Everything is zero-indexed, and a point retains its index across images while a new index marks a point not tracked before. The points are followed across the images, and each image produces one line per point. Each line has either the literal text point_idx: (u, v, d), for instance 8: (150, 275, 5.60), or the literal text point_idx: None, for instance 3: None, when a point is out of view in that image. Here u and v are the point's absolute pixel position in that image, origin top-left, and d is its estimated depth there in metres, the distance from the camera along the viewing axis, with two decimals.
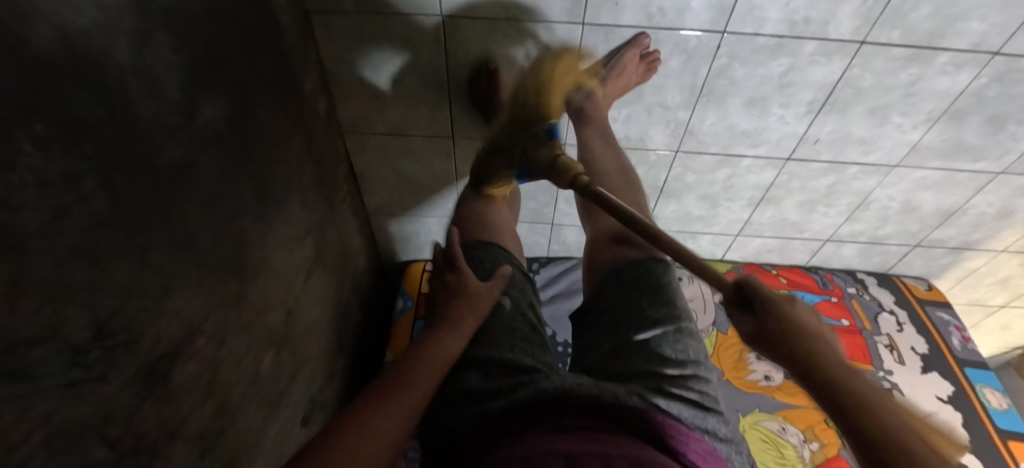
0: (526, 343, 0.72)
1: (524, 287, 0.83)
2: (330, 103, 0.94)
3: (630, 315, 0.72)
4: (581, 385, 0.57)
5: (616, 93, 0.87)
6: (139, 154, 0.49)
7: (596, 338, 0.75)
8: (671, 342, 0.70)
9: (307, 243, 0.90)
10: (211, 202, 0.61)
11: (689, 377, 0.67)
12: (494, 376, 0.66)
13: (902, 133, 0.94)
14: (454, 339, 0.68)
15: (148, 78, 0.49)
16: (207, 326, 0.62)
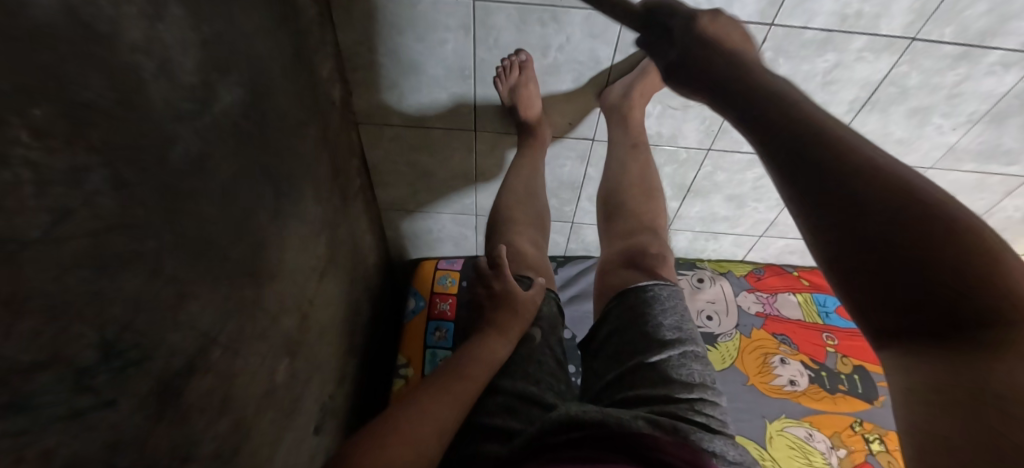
0: (550, 376, 0.69)
1: (554, 317, 0.81)
2: (345, 91, 0.87)
3: (633, 342, 0.68)
4: (589, 414, 0.53)
5: (654, 87, 0.83)
6: (152, 146, 0.43)
7: (603, 368, 0.71)
8: (678, 365, 0.64)
9: (321, 241, 0.84)
10: (228, 200, 0.55)
11: (695, 400, 0.59)
12: (515, 412, 0.62)
13: (940, 134, 0.92)
14: (487, 365, 0.68)
15: (161, 59, 0.43)
16: (222, 336, 0.56)
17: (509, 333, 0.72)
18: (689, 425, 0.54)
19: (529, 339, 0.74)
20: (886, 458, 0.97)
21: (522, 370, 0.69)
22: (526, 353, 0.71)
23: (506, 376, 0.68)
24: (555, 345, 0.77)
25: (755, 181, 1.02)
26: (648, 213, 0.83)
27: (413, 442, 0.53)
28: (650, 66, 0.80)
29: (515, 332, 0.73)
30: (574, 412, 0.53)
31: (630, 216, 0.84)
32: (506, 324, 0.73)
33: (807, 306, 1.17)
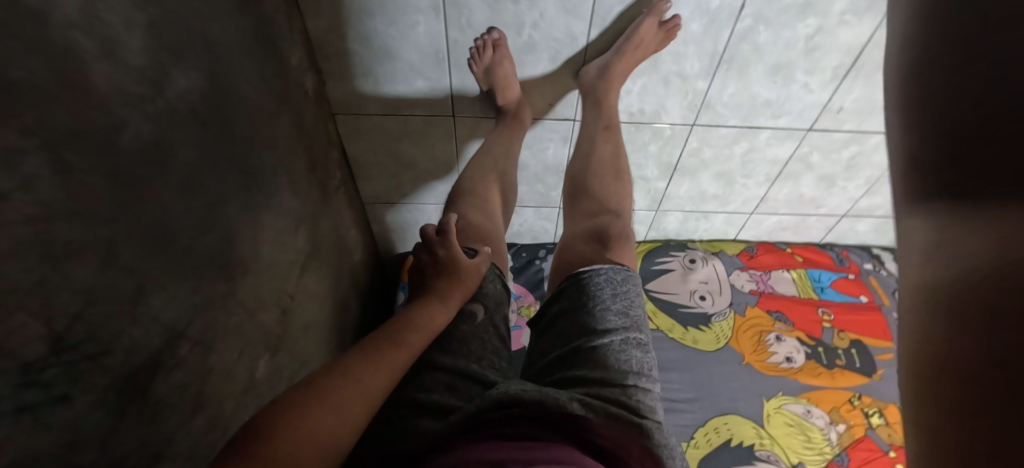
0: (490, 355, 0.76)
1: (497, 294, 0.84)
2: (319, 80, 0.85)
3: (580, 325, 0.70)
4: (526, 392, 0.59)
5: (630, 67, 0.80)
6: (97, 129, 0.41)
7: (547, 346, 0.74)
8: (615, 350, 0.66)
9: (300, 234, 0.82)
10: (189, 189, 0.53)
11: (631, 386, 0.64)
12: (453, 386, 0.68)
13: None
14: (426, 332, 0.69)
15: (102, 39, 0.41)
16: (191, 330, 0.55)
17: (450, 301, 0.74)
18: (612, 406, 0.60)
19: (471, 317, 0.78)
20: (885, 431, 0.96)
21: (463, 348, 0.74)
22: (467, 332, 0.76)
23: (447, 351, 0.73)
24: (494, 326, 0.80)
25: (742, 155, 1.00)
26: (613, 197, 0.83)
27: (346, 405, 0.54)
28: (625, 47, 0.79)
29: (457, 299, 0.75)
30: (514, 391, 0.60)
31: (593, 197, 0.84)
32: (447, 293, 0.75)
33: (801, 282, 1.16)
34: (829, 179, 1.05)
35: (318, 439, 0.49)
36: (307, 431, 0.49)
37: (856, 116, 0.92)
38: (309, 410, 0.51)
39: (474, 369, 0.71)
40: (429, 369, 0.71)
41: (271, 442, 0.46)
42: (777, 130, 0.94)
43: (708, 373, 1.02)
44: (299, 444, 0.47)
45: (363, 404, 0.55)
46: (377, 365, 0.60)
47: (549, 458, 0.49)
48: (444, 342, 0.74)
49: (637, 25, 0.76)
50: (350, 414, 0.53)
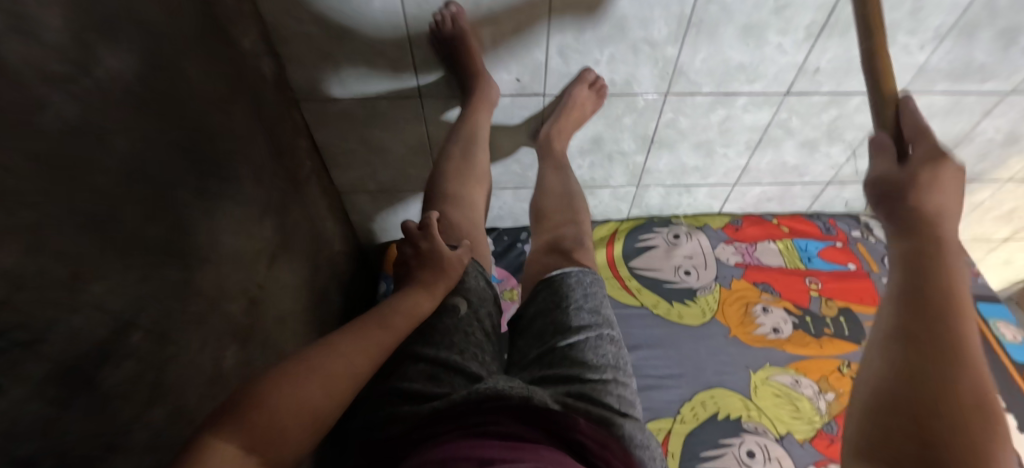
0: (476, 348, 0.76)
1: (481, 290, 0.84)
2: (278, 65, 0.83)
3: (557, 323, 0.73)
4: (514, 389, 0.61)
5: (574, 124, 0.92)
6: (13, 108, 0.39)
7: (526, 344, 0.77)
8: (587, 347, 0.70)
9: (266, 224, 0.81)
10: (131, 174, 0.52)
11: (608, 381, 0.68)
12: (436, 377, 0.69)
13: (908, 54, 0.86)
14: (411, 318, 0.68)
15: (13, 14, 0.40)
16: (142, 320, 0.54)
17: (435, 291, 0.73)
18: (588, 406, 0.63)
19: (455, 309, 0.78)
20: None
21: (446, 340, 0.74)
22: (452, 325, 0.75)
23: (431, 342, 0.73)
24: (478, 318, 0.80)
25: (720, 124, 0.97)
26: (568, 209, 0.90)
27: (330, 382, 0.53)
28: (569, 102, 0.88)
29: (442, 290, 0.74)
30: (502, 388, 0.61)
31: (555, 212, 0.91)
32: (432, 282, 0.74)
33: (788, 253, 1.14)
34: (811, 145, 1.03)
35: (297, 415, 0.49)
36: (287, 406, 0.49)
37: (834, 76, 0.89)
38: (293, 384, 0.51)
39: (457, 360, 0.71)
40: (413, 360, 0.71)
41: (248, 419, 0.46)
42: (754, 95, 0.92)
43: (694, 347, 1.00)
44: (279, 420, 0.47)
45: (348, 382, 0.55)
46: (363, 346, 0.60)
47: (534, 460, 0.51)
48: (427, 333, 0.74)
49: (571, 92, 0.88)
50: (332, 392, 0.53)
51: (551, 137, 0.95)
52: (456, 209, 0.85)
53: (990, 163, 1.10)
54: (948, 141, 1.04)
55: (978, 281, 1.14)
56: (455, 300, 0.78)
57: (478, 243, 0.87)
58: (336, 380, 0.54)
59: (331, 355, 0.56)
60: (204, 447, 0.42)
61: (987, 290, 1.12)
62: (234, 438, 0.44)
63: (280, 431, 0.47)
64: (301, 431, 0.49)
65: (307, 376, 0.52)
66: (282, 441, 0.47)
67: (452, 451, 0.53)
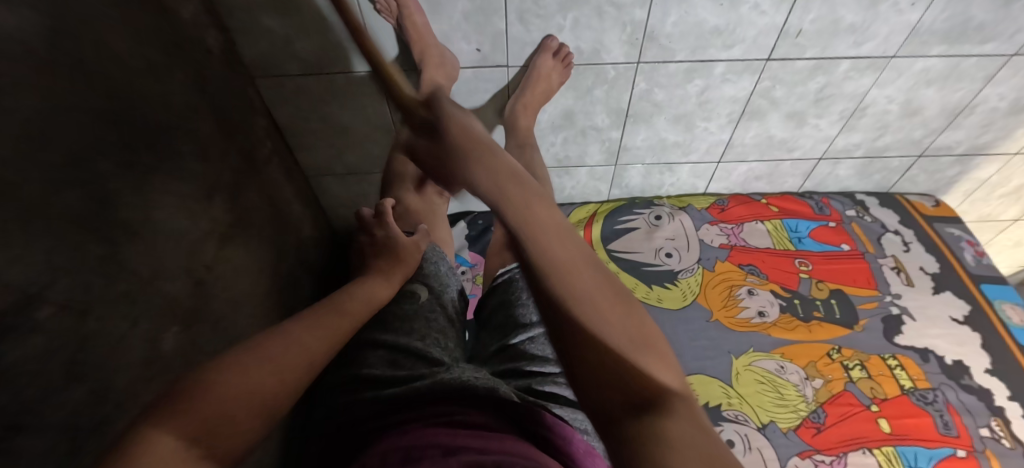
0: (437, 333, 0.70)
1: (442, 278, 0.80)
2: (227, 39, 0.80)
3: (512, 317, 0.70)
4: (479, 380, 0.57)
5: (541, 97, 0.87)
6: None
7: (487, 338, 0.74)
8: (548, 340, 0.66)
9: (215, 203, 0.78)
10: (35, 140, 0.49)
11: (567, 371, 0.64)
12: (398, 364, 0.62)
13: (898, 12, 0.79)
14: (369, 303, 0.63)
15: None
16: (55, 294, 0.51)
17: (393, 278, 0.70)
18: (552, 400, 0.59)
19: (414, 296, 0.73)
20: (867, 385, 0.88)
21: (406, 326, 0.68)
22: (411, 311, 0.70)
23: (393, 331, 0.67)
24: (441, 305, 0.75)
25: (698, 95, 0.92)
26: None
27: (289, 368, 0.47)
28: (534, 71, 0.83)
29: (400, 277, 0.71)
30: (468, 377, 0.57)
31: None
32: (388, 269, 0.71)
33: (777, 233, 1.07)
34: (798, 116, 0.97)
35: (251, 403, 0.42)
36: (240, 392, 0.42)
37: (817, 39, 0.83)
38: (241, 372, 0.43)
39: (419, 346, 0.65)
40: (373, 348, 0.65)
41: (190, 408, 0.38)
42: (732, 62, 0.86)
43: (674, 332, 0.95)
44: (231, 408, 0.40)
45: (307, 367, 0.49)
46: (319, 331, 0.53)
47: (503, 448, 0.45)
48: (387, 321, 0.69)
49: (536, 62, 0.83)
50: (291, 380, 0.46)
51: (518, 114, 0.90)
52: (412, 202, 0.87)
53: (995, 134, 1.02)
54: (948, 111, 0.97)
55: (983, 261, 1.06)
56: (415, 286, 0.73)
57: (437, 235, 0.86)
58: (293, 366, 0.47)
59: (288, 344, 0.49)
60: (141, 439, 0.35)
61: (992, 271, 1.05)
62: (178, 425, 0.37)
63: (234, 422, 0.40)
64: (256, 420, 0.42)
65: (262, 364, 0.45)
66: (234, 433, 0.40)
67: (411, 442, 0.47)
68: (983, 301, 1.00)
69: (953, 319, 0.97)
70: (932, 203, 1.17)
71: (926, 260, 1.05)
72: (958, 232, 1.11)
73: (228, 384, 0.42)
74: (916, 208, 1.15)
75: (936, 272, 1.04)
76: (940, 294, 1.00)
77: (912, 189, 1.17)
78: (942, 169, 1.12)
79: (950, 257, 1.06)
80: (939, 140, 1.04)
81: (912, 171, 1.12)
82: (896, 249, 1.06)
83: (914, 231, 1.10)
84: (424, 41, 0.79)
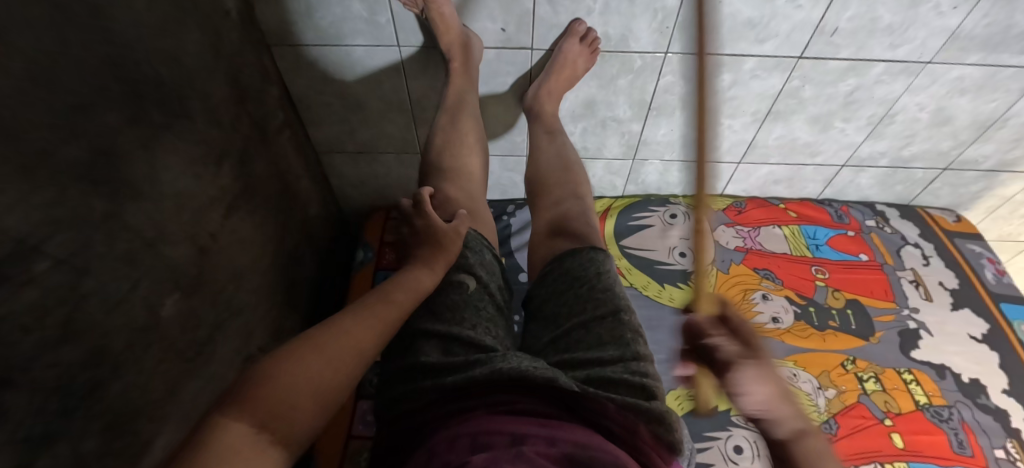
0: (486, 321, 0.64)
1: (488, 265, 0.72)
2: (244, 2, 0.78)
3: (568, 305, 0.66)
4: (537, 369, 0.53)
5: (566, 83, 0.85)
6: None
7: (539, 328, 0.70)
8: (606, 327, 0.62)
9: (224, 170, 0.75)
10: (37, 82, 0.46)
11: (630, 361, 0.60)
12: (450, 351, 0.58)
13: (940, 16, 0.77)
14: (414, 294, 0.59)
15: None
16: (53, 248, 0.48)
17: (436, 267, 0.64)
18: (617, 388, 0.56)
19: (462, 286, 0.65)
20: (881, 398, 0.85)
21: (457, 315, 0.62)
22: (459, 300, 0.64)
23: (442, 319, 0.62)
24: (490, 293, 0.69)
25: (725, 91, 0.89)
26: (568, 183, 0.82)
27: (339, 360, 0.44)
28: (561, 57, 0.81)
29: (442, 265, 0.64)
30: (525, 367, 0.53)
31: (556, 187, 0.82)
32: (431, 259, 0.64)
33: (794, 239, 1.05)
34: (824, 119, 0.95)
35: (309, 394, 0.40)
36: (297, 382, 0.40)
37: (853, 39, 0.80)
38: (299, 363, 0.42)
39: (472, 335, 0.60)
40: (421, 338, 0.60)
41: (251, 401, 0.37)
42: (764, 58, 0.84)
43: None
44: (292, 398, 0.39)
45: (358, 357, 0.46)
46: (367, 321, 0.50)
47: (572, 440, 0.44)
48: (434, 310, 0.63)
49: (562, 47, 0.81)
50: (343, 373, 0.44)
51: (544, 100, 0.88)
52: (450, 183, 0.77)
53: None
54: (979, 123, 0.94)
55: (1002, 280, 1.04)
56: (461, 274, 0.66)
57: (478, 218, 0.77)
58: (343, 357, 0.45)
59: (336, 331, 0.47)
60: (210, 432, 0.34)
61: (1012, 290, 1.03)
62: (245, 415, 0.36)
63: (294, 414, 0.38)
64: (315, 410, 0.40)
65: (315, 356, 0.43)
66: (295, 424, 0.38)
67: (477, 430, 0.45)
68: (1002, 320, 0.97)
69: (971, 336, 0.95)
70: (953, 218, 1.14)
71: (945, 275, 1.03)
72: (979, 249, 1.08)
73: (282, 375, 0.40)
74: (936, 222, 1.13)
75: (955, 288, 1.01)
76: (958, 311, 0.98)
77: (933, 203, 1.15)
78: (966, 184, 1.09)
79: (970, 273, 1.04)
80: (966, 153, 1.01)
81: (935, 184, 1.09)
82: (915, 262, 1.03)
83: (934, 245, 1.07)
84: (453, 32, 0.78)
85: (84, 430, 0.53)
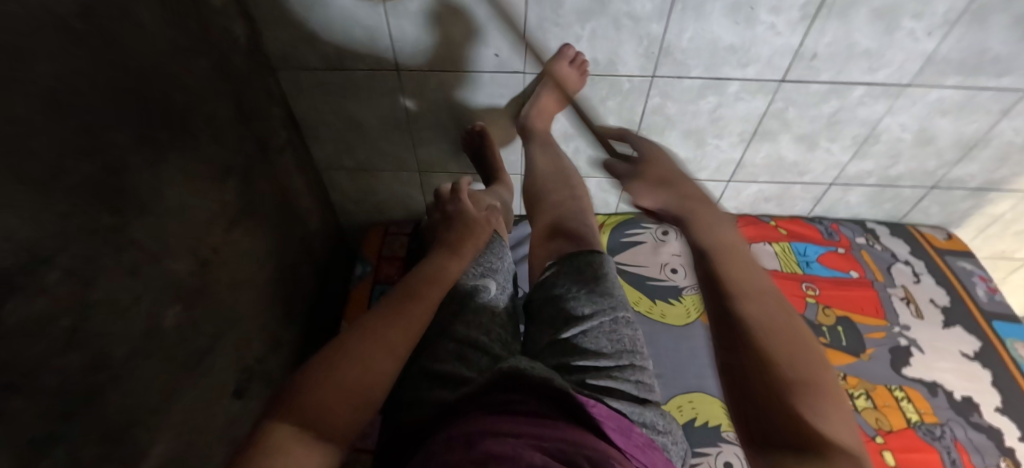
0: (497, 326, 0.70)
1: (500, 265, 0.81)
2: (253, 30, 0.83)
3: (563, 308, 0.70)
4: (536, 369, 0.54)
5: (557, 104, 0.89)
6: None
7: (537, 329, 0.74)
8: (600, 334, 0.67)
9: (228, 187, 0.79)
10: (55, 105, 0.49)
11: (624, 367, 0.65)
12: (462, 360, 0.63)
13: (914, 41, 0.80)
14: (442, 283, 0.62)
15: None
16: (63, 259, 0.51)
17: (460, 254, 0.69)
18: (608, 392, 0.61)
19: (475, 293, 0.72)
20: (872, 415, 0.85)
21: (473, 319, 0.68)
22: (479, 306, 0.71)
23: (454, 322, 0.68)
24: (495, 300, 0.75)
25: (711, 112, 0.92)
26: (565, 190, 0.88)
27: (379, 370, 0.47)
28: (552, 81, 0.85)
29: (468, 253, 0.70)
30: (526, 364, 0.54)
31: (552, 191, 0.88)
32: (455, 243, 0.70)
33: (785, 256, 1.06)
34: (810, 139, 0.97)
35: (344, 399, 0.43)
36: (341, 396, 0.44)
37: (832, 63, 0.83)
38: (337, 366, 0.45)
39: (485, 341, 0.66)
40: (438, 341, 0.66)
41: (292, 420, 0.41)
42: (747, 81, 0.87)
43: (674, 348, 0.93)
44: (338, 411, 0.43)
45: (390, 359, 0.49)
46: (395, 318, 0.53)
47: (563, 439, 0.46)
48: (448, 315, 0.69)
49: (551, 70, 0.85)
50: (380, 378, 0.47)
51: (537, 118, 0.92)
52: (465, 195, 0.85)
53: (1010, 170, 1.01)
54: (963, 143, 0.97)
55: (994, 297, 1.04)
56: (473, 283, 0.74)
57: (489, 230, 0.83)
58: (381, 363, 0.48)
59: (369, 332, 0.50)
60: (267, 443, 0.38)
61: (1004, 308, 1.03)
62: (290, 419, 0.41)
63: (340, 423, 0.42)
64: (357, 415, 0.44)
65: (355, 372, 0.46)
66: (331, 422, 0.42)
67: (471, 425, 0.47)
68: (994, 337, 0.98)
69: (963, 353, 0.95)
70: (944, 235, 1.15)
71: (936, 292, 1.03)
72: (970, 266, 1.09)
73: (323, 395, 0.43)
74: (927, 239, 1.14)
75: (946, 306, 1.02)
76: (950, 328, 0.98)
77: (923, 221, 1.16)
78: (954, 202, 1.10)
79: (961, 291, 1.04)
80: (953, 172, 1.03)
81: (923, 202, 1.11)
82: (906, 279, 1.04)
83: (925, 262, 1.08)
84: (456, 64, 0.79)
85: (83, 436, 0.55)
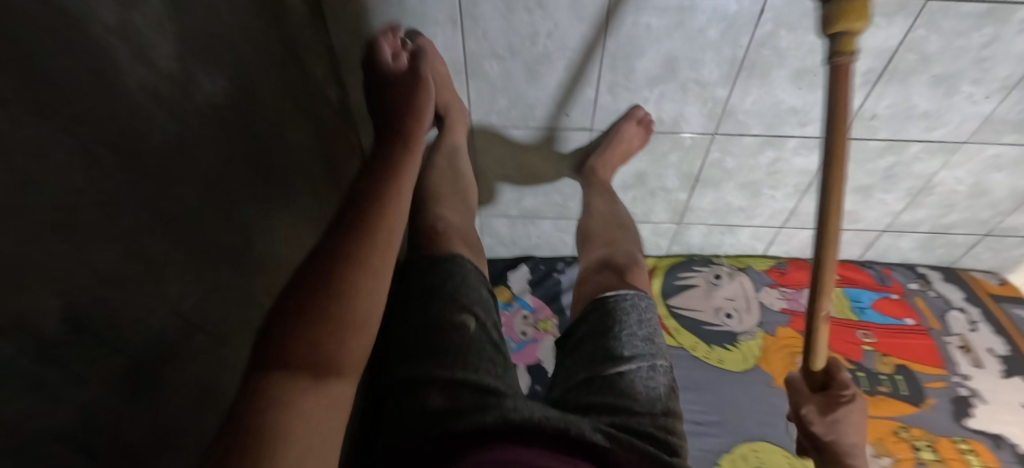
0: (490, 362, 0.59)
1: (467, 276, 0.67)
2: (342, 93, 0.90)
3: (601, 346, 0.67)
4: (549, 419, 0.52)
5: (620, 158, 0.93)
6: (126, 128, 0.43)
7: (570, 366, 0.70)
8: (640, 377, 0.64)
9: (319, 239, 0.85)
10: (210, 185, 0.55)
11: (659, 415, 0.61)
12: (457, 396, 0.54)
13: (973, 103, 0.83)
14: (397, 170, 0.51)
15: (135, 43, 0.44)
16: (206, 324, 0.56)
17: (408, 143, 0.57)
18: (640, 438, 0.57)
19: (460, 328, 0.60)
20: None
21: (465, 362, 0.57)
22: (463, 342, 0.59)
23: (444, 358, 0.58)
24: (489, 334, 0.63)
25: (769, 166, 0.96)
26: (625, 240, 0.88)
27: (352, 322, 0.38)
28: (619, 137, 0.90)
29: (416, 140, 0.59)
30: (538, 415, 0.52)
31: (600, 233, 0.90)
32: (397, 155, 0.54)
33: (838, 302, 1.08)
34: (865, 191, 1.00)
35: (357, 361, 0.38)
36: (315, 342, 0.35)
37: (891, 123, 0.87)
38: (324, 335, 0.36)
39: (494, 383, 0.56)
40: (419, 379, 0.57)
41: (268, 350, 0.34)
42: (806, 139, 0.90)
43: (735, 395, 0.95)
44: (335, 353, 0.36)
45: (369, 288, 0.40)
46: (358, 261, 0.40)
47: None
48: (429, 350, 0.59)
49: (620, 127, 0.90)
50: (367, 333, 0.39)
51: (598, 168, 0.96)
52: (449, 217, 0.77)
53: None
54: (1018, 195, 0.98)
55: None
56: (462, 314, 0.62)
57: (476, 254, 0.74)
58: (349, 324, 0.38)
59: (340, 255, 0.40)
60: (272, 395, 0.31)
61: None
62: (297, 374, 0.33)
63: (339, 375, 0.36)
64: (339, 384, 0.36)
65: (327, 279, 0.38)
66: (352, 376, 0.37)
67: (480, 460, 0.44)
68: None
69: None
70: (997, 281, 1.16)
71: (995, 341, 1.04)
72: None
73: (306, 341, 0.35)
74: (981, 285, 1.14)
75: (1006, 355, 1.02)
76: (1011, 379, 0.99)
77: (976, 266, 1.17)
78: (1008, 249, 1.11)
79: (1020, 340, 1.05)
80: (1007, 221, 1.04)
81: (976, 248, 1.12)
82: (962, 327, 1.05)
83: (980, 309, 1.09)
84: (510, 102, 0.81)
85: None
